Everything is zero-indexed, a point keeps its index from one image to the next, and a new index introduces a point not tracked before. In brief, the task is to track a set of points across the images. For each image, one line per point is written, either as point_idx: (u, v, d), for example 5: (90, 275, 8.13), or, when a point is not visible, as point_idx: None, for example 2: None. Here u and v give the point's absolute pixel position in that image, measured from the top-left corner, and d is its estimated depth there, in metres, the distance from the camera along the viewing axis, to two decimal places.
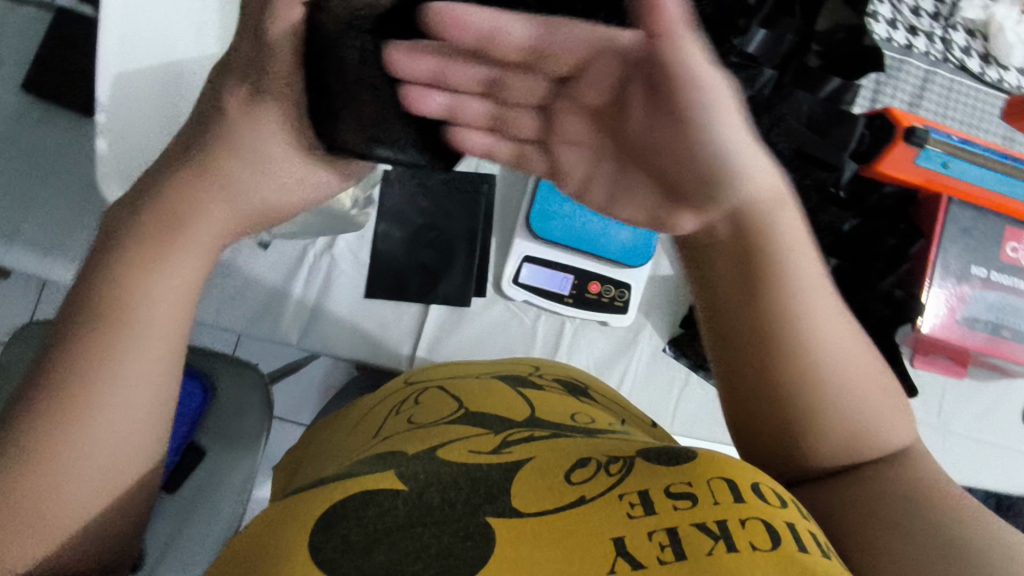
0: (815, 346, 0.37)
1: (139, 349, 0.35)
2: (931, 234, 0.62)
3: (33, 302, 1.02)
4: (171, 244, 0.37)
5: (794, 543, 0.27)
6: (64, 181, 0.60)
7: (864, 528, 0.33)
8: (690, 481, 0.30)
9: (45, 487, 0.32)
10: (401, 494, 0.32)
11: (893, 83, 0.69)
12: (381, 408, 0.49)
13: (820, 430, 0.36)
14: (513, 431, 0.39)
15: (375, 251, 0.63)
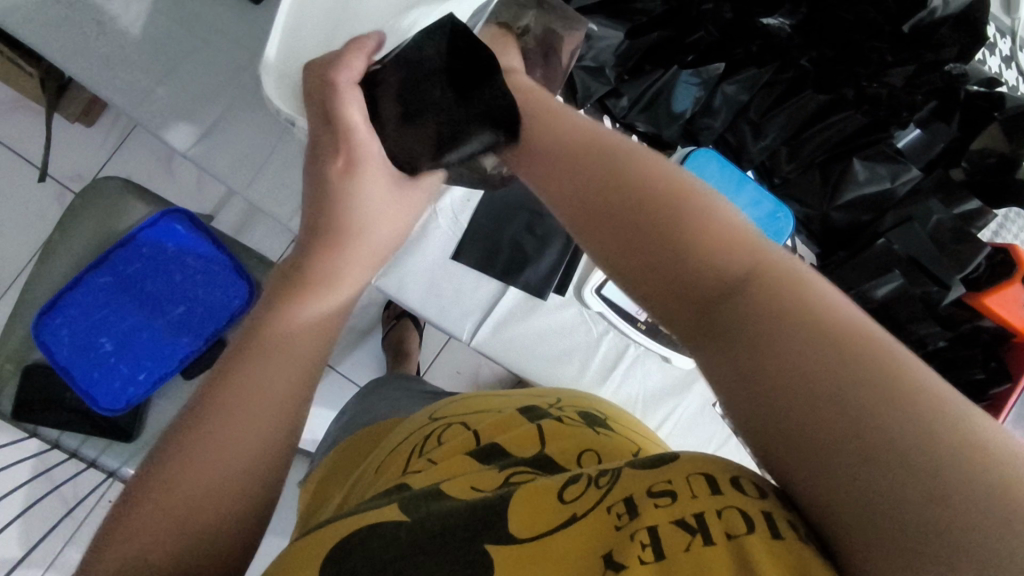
0: (647, 214, 0.30)
1: (278, 371, 0.34)
2: (1018, 381, 0.60)
3: (113, 148, 1.03)
4: (319, 279, 0.37)
5: (767, 527, 0.24)
6: (208, 53, 0.59)
7: (825, 451, 0.22)
8: (670, 477, 0.27)
9: (188, 471, 0.31)
10: (404, 524, 0.30)
11: (1021, 223, 0.68)
12: (398, 443, 0.46)
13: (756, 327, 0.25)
14: (518, 469, 0.35)
15: (476, 217, 0.63)
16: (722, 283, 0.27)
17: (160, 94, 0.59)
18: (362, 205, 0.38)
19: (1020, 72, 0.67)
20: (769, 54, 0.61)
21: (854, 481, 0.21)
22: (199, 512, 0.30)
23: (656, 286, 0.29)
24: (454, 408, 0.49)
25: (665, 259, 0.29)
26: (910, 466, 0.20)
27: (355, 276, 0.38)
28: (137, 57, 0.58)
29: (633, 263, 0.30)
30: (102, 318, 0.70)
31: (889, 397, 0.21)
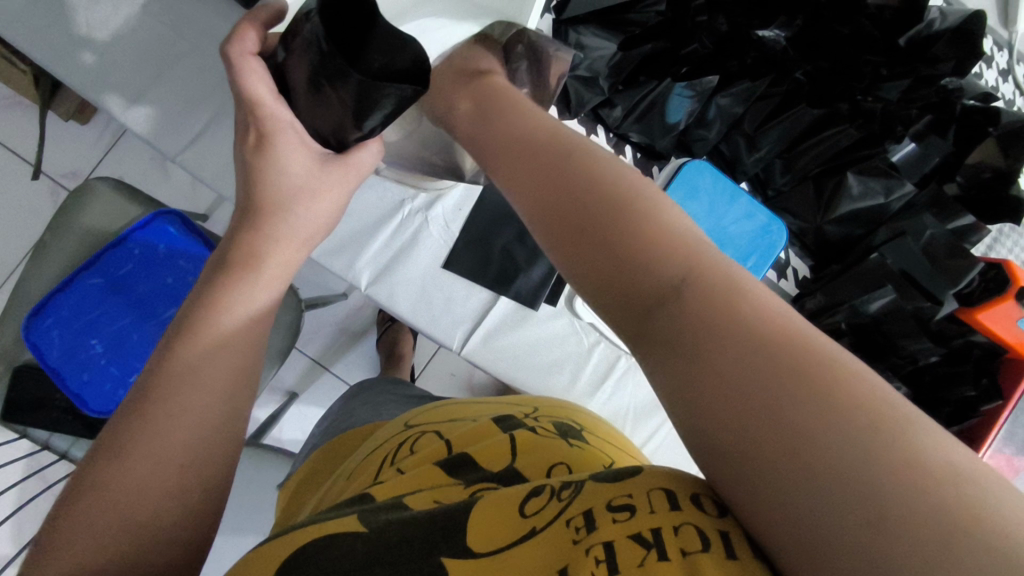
0: (594, 217, 0.29)
1: (222, 329, 0.36)
2: (1011, 398, 0.60)
3: (106, 149, 1.02)
4: (263, 245, 0.39)
5: (720, 545, 0.25)
6: (198, 59, 0.59)
7: (768, 463, 0.22)
8: (631, 492, 0.28)
9: (131, 449, 0.32)
10: (361, 534, 0.29)
11: (1015, 238, 0.67)
12: (370, 450, 0.44)
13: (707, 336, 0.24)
14: (483, 485, 0.35)
15: (468, 226, 0.62)
16: (665, 286, 0.26)
17: (152, 100, 0.59)
18: (282, 175, 0.39)
19: (1017, 86, 0.67)
20: (765, 67, 0.60)
21: (799, 493, 0.21)
22: (140, 482, 0.32)
23: (605, 289, 0.28)
24: (429, 416, 0.48)
25: (615, 262, 0.28)
26: (853, 479, 0.20)
27: (293, 234, 0.40)
28: (128, 61, 0.58)
29: (585, 265, 0.29)
30: (92, 319, 0.69)
31: (834, 411, 0.21)
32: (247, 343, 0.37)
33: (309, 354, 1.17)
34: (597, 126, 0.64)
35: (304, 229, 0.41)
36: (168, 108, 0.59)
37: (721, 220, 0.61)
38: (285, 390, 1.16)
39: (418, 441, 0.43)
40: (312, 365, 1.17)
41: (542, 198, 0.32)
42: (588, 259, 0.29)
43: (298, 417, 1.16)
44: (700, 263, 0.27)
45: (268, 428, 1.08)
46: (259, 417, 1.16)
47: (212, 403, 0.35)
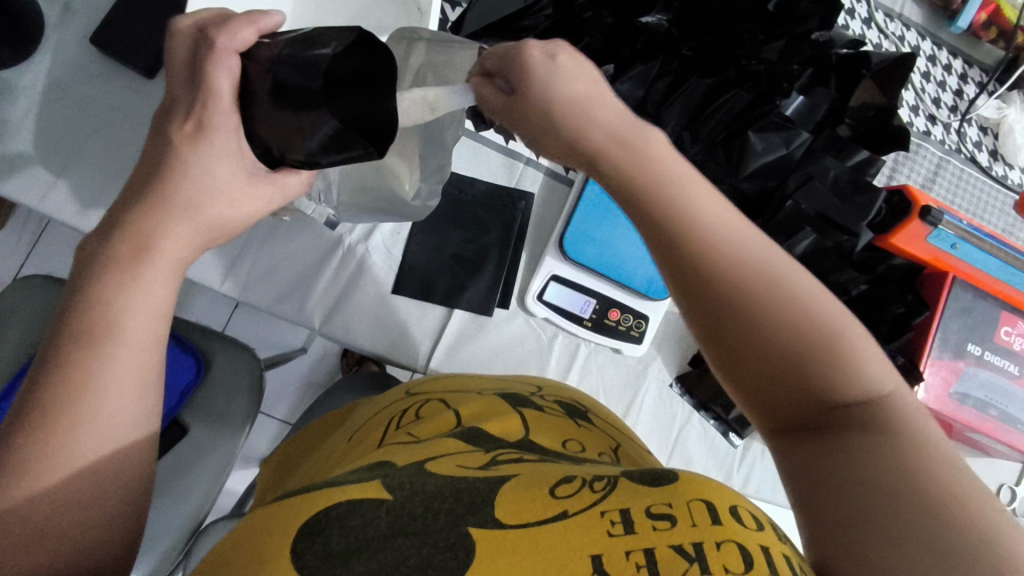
0: (727, 285, 0.33)
1: (129, 328, 0.34)
2: (937, 307, 0.65)
3: (26, 248, 0.99)
4: (162, 233, 0.35)
5: (766, 567, 0.26)
6: (110, 135, 0.59)
7: (857, 495, 0.27)
8: (670, 501, 0.29)
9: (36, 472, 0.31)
10: (384, 503, 0.31)
11: (910, 164, 0.74)
12: (381, 417, 0.46)
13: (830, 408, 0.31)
14: (503, 450, 0.37)
15: (408, 250, 0.64)
16: (787, 355, 0.32)
17: (67, 182, 0.58)
18: (202, 178, 0.36)
19: (880, 31, 0.74)
20: (654, 49, 0.65)
21: (872, 515, 0.26)
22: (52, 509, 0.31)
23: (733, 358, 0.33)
24: (430, 386, 0.51)
25: (748, 331, 0.32)
26: (917, 513, 0.25)
27: (207, 228, 0.37)
28: (36, 148, 0.57)
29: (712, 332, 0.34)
30: None
31: (921, 469, 0.27)
32: (156, 341, 0.35)
33: (278, 415, 1.15)
34: None
35: (213, 222, 0.37)
36: (84, 187, 0.58)
37: None
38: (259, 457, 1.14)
39: (427, 411, 0.45)
40: (283, 426, 1.15)
41: (670, 251, 0.34)
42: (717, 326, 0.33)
43: None
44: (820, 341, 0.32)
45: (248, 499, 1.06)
46: (238, 491, 1.13)
47: (126, 414, 0.33)
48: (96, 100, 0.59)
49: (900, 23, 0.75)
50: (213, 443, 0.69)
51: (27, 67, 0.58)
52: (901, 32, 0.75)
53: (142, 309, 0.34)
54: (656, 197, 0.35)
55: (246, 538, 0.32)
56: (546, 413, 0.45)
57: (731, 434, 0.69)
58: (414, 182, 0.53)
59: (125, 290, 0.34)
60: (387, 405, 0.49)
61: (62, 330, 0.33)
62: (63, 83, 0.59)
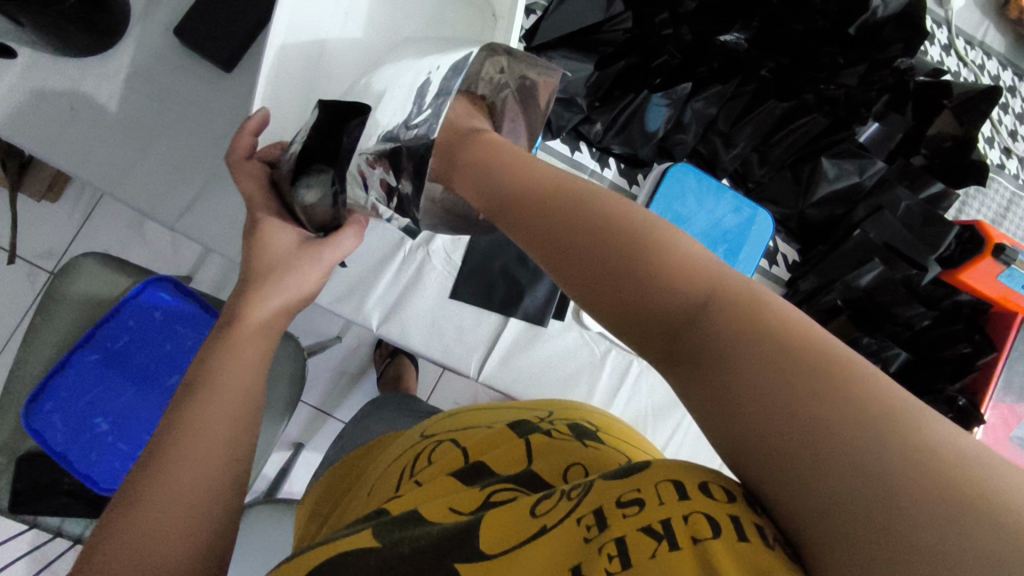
0: (636, 255, 0.27)
1: (224, 370, 0.39)
2: (1003, 348, 0.64)
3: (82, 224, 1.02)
4: (252, 305, 0.43)
5: (736, 532, 0.24)
6: (185, 127, 0.60)
7: (781, 463, 0.22)
8: (638, 486, 0.27)
9: (151, 488, 0.33)
10: (373, 549, 0.31)
11: (981, 198, 0.72)
12: (397, 465, 0.46)
13: (712, 356, 0.24)
14: (498, 488, 0.36)
15: (468, 254, 0.64)
16: (687, 309, 0.25)
17: (143, 171, 0.59)
18: (267, 246, 0.46)
19: (961, 59, 0.71)
20: (730, 69, 0.64)
21: (828, 489, 0.20)
22: (166, 513, 0.32)
23: (631, 325, 0.27)
24: (443, 425, 0.51)
25: (656, 282, 0.26)
26: (874, 467, 0.20)
27: (286, 292, 0.44)
28: (116, 134, 0.59)
29: (603, 303, 0.28)
30: (92, 397, 0.68)
31: (843, 415, 0.21)
32: (247, 386, 0.40)
33: (312, 402, 1.17)
34: (579, 143, 0.67)
35: (294, 284, 0.45)
36: (160, 176, 0.59)
37: (712, 216, 0.64)
38: (291, 443, 1.15)
39: (438, 454, 0.45)
40: (315, 413, 1.17)
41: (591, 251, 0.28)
42: (605, 302, 0.28)
43: (307, 468, 1.15)
44: (738, 288, 0.25)
45: (280, 483, 1.08)
46: (270, 474, 1.15)
47: (217, 442, 0.36)
48: (173, 91, 0.60)
49: (981, 52, 0.73)
50: None
51: (111, 56, 0.59)
52: (981, 60, 0.73)
53: (234, 363, 0.40)
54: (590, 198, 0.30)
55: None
56: (553, 434, 0.44)
57: None
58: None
59: (226, 351, 0.40)
60: (404, 452, 0.49)
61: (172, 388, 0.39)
62: (141, 73, 0.60)
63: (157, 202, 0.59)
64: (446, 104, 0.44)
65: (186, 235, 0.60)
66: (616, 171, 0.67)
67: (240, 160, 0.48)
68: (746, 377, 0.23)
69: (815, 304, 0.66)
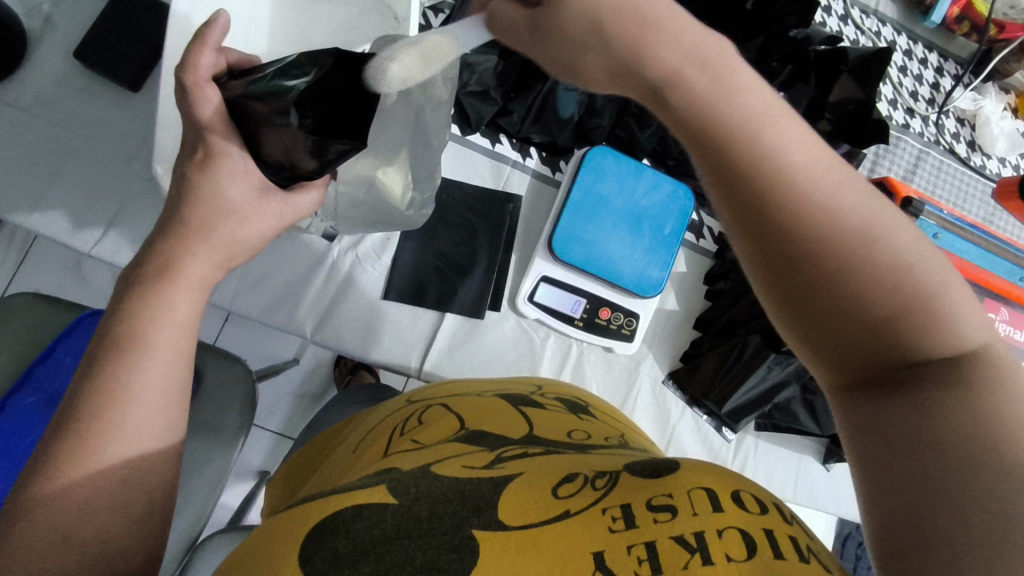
0: (886, 286, 0.29)
1: (158, 331, 0.36)
2: None
3: (12, 267, 0.99)
4: (183, 254, 0.39)
5: (767, 552, 0.26)
6: (96, 150, 0.59)
7: (927, 462, 0.25)
8: (671, 492, 0.29)
9: (65, 470, 0.32)
10: (390, 507, 0.30)
11: (891, 156, 0.75)
12: (386, 424, 0.46)
13: (932, 385, 0.27)
14: (507, 448, 0.37)
15: (398, 254, 0.64)
16: (916, 351, 0.29)
17: (54, 198, 0.57)
18: (218, 197, 0.40)
19: (857, 27, 0.75)
20: None
21: (963, 488, 0.24)
22: (86, 502, 0.32)
23: (846, 343, 0.30)
24: (429, 392, 0.51)
25: (900, 320, 0.29)
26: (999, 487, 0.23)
27: (228, 246, 0.40)
28: (23, 161, 0.57)
29: (815, 310, 0.30)
30: (31, 442, 0.64)
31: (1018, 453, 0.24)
32: (180, 352, 0.37)
33: (272, 427, 1.15)
34: (500, 135, 0.68)
35: (241, 240, 0.41)
36: (73, 203, 0.58)
37: (632, 196, 0.65)
38: (254, 471, 1.13)
39: (429, 415, 0.45)
40: (277, 439, 1.15)
41: (824, 252, 0.30)
42: (820, 309, 0.30)
43: None
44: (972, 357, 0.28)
45: (244, 513, 1.05)
46: (233, 504, 1.12)
47: (154, 425, 0.35)
48: (80, 116, 0.59)
49: (876, 19, 0.77)
50: (207, 455, 0.69)
51: (11, 84, 0.58)
52: (877, 27, 0.76)
53: (172, 317, 0.37)
54: (847, 204, 0.30)
55: (251, 552, 0.31)
56: (548, 409, 0.46)
57: (724, 428, 0.69)
58: (408, 194, 0.55)
59: (156, 308, 0.37)
60: (389, 414, 0.49)
61: (95, 350, 0.36)
62: (47, 100, 0.59)
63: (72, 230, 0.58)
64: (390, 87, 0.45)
65: (104, 259, 0.58)
66: (538, 159, 0.69)
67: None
68: (959, 404, 0.26)
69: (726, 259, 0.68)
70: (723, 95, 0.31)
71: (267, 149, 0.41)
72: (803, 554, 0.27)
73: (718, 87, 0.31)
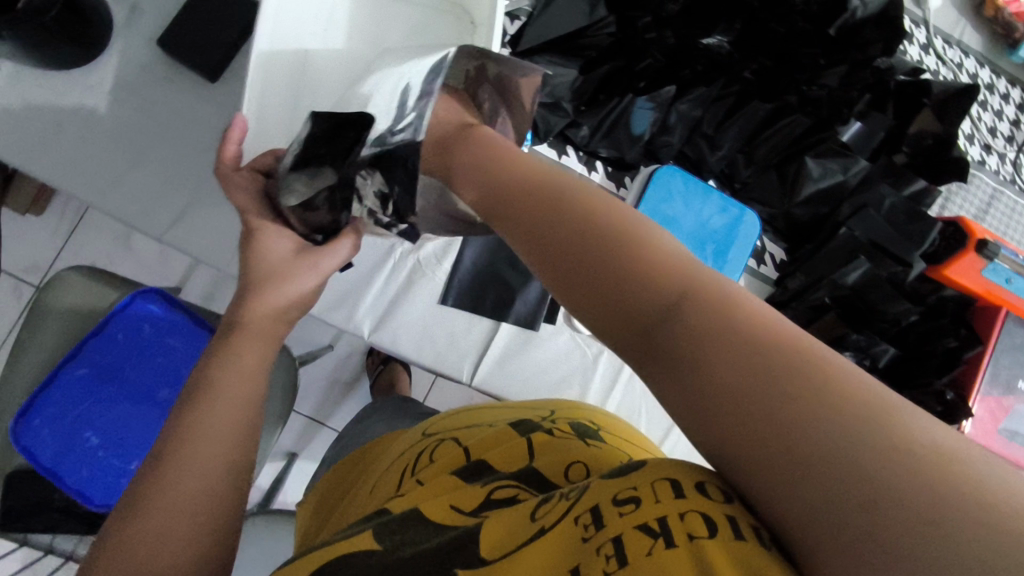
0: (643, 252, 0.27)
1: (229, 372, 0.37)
2: (989, 340, 0.64)
3: (68, 237, 1.01)
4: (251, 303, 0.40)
5: (731, 532, 0.23)
6: (169, 137, 0.60)
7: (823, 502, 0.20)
8: (635, 483, 0.27)
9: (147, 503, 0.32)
10: (376, 552, 0.30)
11: (963, 194, 0.72)
12: (400, 462, 0.46)
13: (686, 354, 0.24)
14: (501, 485, 0.36)
15: (458, 259, 0.64)
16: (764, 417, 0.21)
17: (127, 182, 0.59)
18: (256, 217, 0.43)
19: (938, 58, 0.72)
20: (714, 71, 0.65)
21: (792, 490, 0.20)
22: (169, 527, 0.32)
23: (606, 320, 0.27)
24: (445, 423, 0.51)
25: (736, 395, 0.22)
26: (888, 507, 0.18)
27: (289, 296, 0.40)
28: (100, 147, 0.58)
29: (572, 286, 0.28)
30: (83, 411, 0.66)
31: (821, 428, 0.20)
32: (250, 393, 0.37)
33: (305, 412, 1.16)
34: (567, 146, 0.66)
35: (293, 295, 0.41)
36: (144, 189, 0.59)
37: (699, 217, 0.64)
38: (284, 453, 1.15)
39: (441, 450, 0.45)
40: (309, 423, 1.16)
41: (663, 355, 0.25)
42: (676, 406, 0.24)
43: (301, 478, 1.15)
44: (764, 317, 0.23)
45: (275, 494, 1.07)
46: (263, 484, 1.14)
47: (222, 455, 0.35)
48: (155, 101, 0.60)
49: (959, 50, 0.74)
50: None
51: (95, 68, 0.58)
52: (960, 59, 0.74)
53: (235, 372, 0.37)
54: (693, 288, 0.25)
55: None
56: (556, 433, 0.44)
57: None
58: None
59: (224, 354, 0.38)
60: (407, 448, 0.49)
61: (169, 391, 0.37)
62: (126, 84, 0.59)
63: (143, 215, 0.59)
64: (427, 106, 0.44)
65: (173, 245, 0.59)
66: (604, 173, 0.67)
67: (230, 171, 0.44)
68: (720, 377, 0.23)
69: (804, 301, 0.66)
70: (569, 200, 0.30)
71: (293, 224, 0.44)
72: (761, 532, 0.23)
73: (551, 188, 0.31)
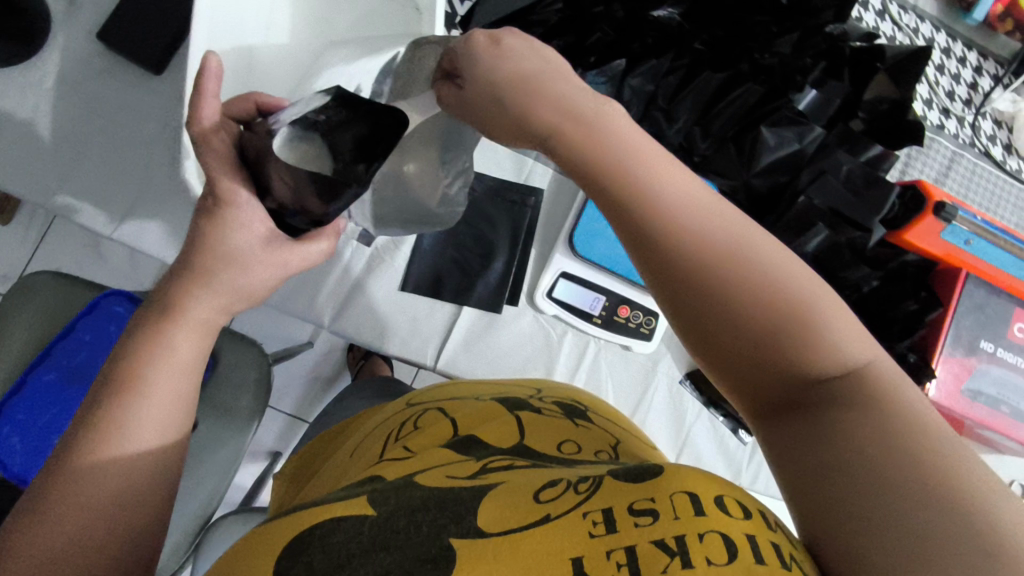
0: (820, 338, 0.31)
1: (171, 357, 0.38)
2: (949, 304, 0.64)
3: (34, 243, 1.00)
4: (187, 297, 0.39)
5: (751, 556, 0.25)
6: (116, 132, 0.59)
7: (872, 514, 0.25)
8: (653, 496, 0.28)
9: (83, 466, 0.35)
10: (369, 519, 0.29)
11: (923, 158, 0.73)
12: (379, 432, 0.45)
13: (841, 415, 0.29)
14: (494, 458, 0.36)
15: (417, 245, 0.64)
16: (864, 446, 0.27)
17: (75, 179, 0.58)
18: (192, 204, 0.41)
19: (894, 23, 0.73)
20: (665, 44, 0.65)
21: (854, 496, 0.26)
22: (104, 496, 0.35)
23: (729, 342, 0.32)
24: (428, 395, 0.51)
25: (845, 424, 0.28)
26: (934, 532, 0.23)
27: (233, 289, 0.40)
28: (47, 146, 0.57)
29: (704, 310, 0.33)
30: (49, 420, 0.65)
31: (911, 464, 0.25)
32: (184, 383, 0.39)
33: (285, 409, 1.16)
34: None
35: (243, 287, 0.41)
36: (92, 186, 0.58)
37: None
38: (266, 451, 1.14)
39: (425, 421, 0.45)
40: (290, 420, 1.16)
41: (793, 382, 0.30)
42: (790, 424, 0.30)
43: None
44: (901, 398, 0.28)
45: (256, 492, 1.06)
46: (245, 483, 1.14)
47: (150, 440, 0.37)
48: (101, 96, 0.59)
49: (915, 15, 0.74)
50: (220, 438, 0.69)
51: (37, 65, 0.57)
52: (916, 24, 0.74)
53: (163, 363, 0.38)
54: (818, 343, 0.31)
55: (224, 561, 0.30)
56: (543, 414, 0.44)
57: (741, 431, 0.68)
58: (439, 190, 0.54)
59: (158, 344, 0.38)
60: (384, 420, 0.48)
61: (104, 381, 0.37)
62: (70, 80, 0.58)
63: (92, 213, 0.58)
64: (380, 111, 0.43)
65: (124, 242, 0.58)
66: None
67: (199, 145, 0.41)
68: (847, 420, 0.28)
69: None
70: (715, 226, 0.33)
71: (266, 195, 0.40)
72: (785, 560, 0.25)
73: (712, 212, 0.34)
